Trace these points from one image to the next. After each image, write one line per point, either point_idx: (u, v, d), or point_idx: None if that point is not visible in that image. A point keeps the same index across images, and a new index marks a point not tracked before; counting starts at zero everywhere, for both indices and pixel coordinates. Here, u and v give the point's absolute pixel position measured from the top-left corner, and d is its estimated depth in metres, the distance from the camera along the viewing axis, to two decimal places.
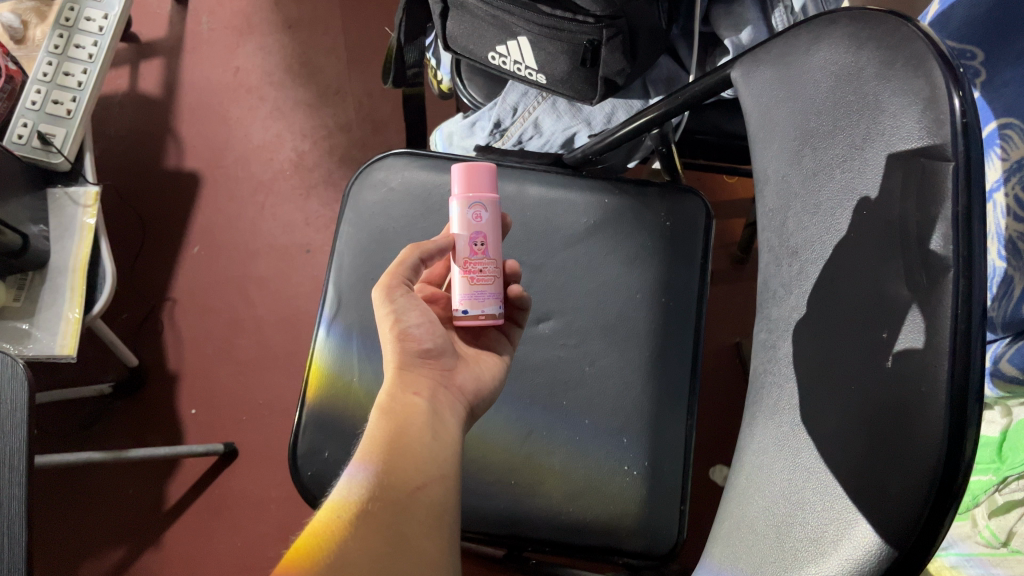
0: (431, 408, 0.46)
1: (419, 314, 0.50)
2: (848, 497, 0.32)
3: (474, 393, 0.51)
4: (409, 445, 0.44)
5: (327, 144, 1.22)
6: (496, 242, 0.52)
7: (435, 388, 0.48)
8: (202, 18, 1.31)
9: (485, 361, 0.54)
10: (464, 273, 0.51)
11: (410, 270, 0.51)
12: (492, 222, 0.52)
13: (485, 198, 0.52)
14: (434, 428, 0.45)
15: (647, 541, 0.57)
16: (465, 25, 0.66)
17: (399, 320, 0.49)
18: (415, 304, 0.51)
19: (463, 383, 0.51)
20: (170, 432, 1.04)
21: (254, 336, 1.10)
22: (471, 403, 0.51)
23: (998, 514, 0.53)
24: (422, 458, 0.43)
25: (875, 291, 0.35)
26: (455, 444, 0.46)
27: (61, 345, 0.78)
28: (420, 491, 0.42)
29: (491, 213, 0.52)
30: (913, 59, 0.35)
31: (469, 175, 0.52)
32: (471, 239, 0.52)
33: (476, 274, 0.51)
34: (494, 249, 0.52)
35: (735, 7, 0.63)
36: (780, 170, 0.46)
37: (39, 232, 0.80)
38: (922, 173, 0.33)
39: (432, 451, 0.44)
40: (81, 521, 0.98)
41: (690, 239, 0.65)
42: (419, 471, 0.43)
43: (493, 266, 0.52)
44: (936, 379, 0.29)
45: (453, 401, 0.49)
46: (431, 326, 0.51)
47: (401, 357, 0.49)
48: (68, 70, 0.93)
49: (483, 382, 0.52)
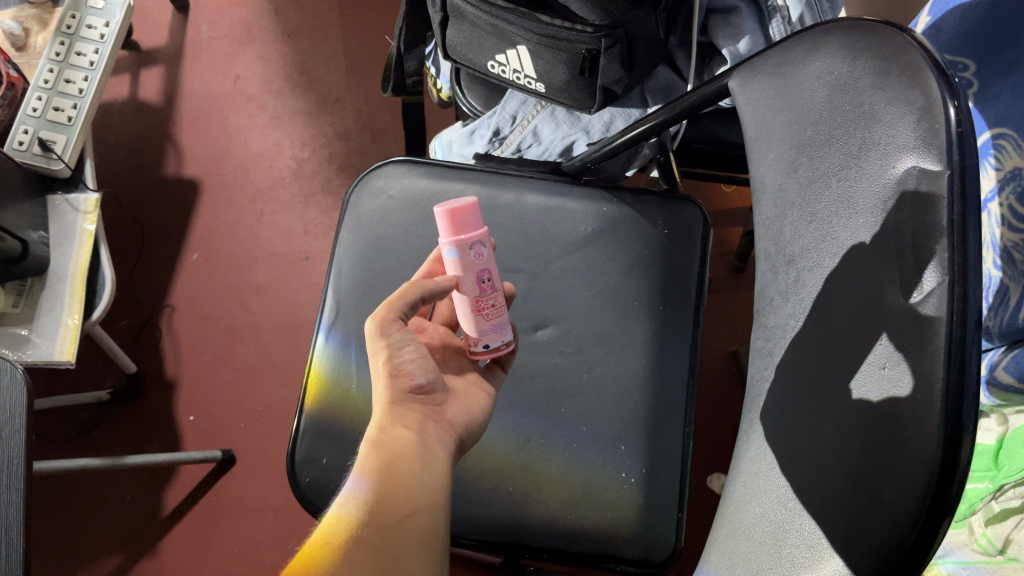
0: (420, 441, 0.47)
1: (413, 349, 0.49)
2: (849, 506, 0.32)
3: (463, 426, 0.51)
4: (402, 478, 0.45)
5: (325, 152, 1.22)
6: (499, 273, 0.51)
7: (424, 420, 0.48)
8: (202, 26, 1.31)
9: (474, 395, 0.54)
10: (478, 312, 0.51)
11: (410, 306, 0.50)
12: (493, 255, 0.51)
13: (480, 236, 0.50)
14: (423, 459, 0.46)
15: (644, 549, 0.57)
16: (465, 33, 0.67)
17: (392, 355, 0.48)
18: (409, 339, 0.49)
19: (452, 417, 0.51)
20: (168, 439, 1.04)
21: (252, 343, 1.10)
22: (460, 437, 0.51)
23: (994, 522, 0.53)
24: (414, 486, 0.45)
25: (871, 298, 0.35)
26: (444, 475, 0.46)
27: (60, 351, 0.78)
28: (411, 519, 0.43)
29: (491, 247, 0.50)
30: (909, 68, 0.35)
31: (459, 216, 0.48)
32: (478, 279, 0.50)
33: (490, 310, 0.51)
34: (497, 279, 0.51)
35: (732, 17, 0.63)
36: (777, 179, 0.46)
37: (39, 239, 0.80)
38: (918, 180, 0.33)
39: (422, 481, 0.45)
40: (78, 529, 0.98)
41: (688, 248, 0.65)
42: (410, 498, 0.44)
43: (500, 295, 0.52)
44: (931, 386, 0.30)
45: (442, 435, 0.49)
46: (424, 362, 0.49)
47: (392, 393, 0.48)
48: (69, 77, 0.93)
49: (472, 416, 0.52)
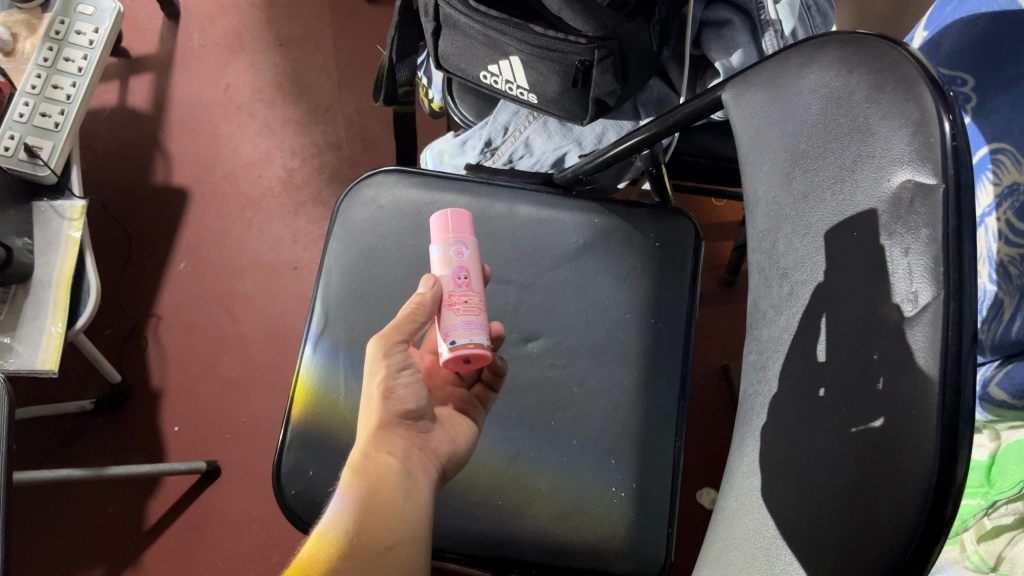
0: (405, 469, 0.46)
1: (411, 373, 0.49)
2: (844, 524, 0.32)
3: (449, 456, 0.50)
4: (385, 506, 0.44)
5: (316, 161, 1.22)
6: (476, 277, 0.51)
7: (409, 447, 0.47)
8: (193, 34, 1.31)
9: (460, 424, 0.53)
10: (450, 303, 0.49)
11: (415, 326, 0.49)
12: (473, 260, 0.52)
13: (465, 238, 0.53)
14: (407, 489, 0.45)
15: (634, 563, 0.56)
16: (458, 44, 0.67)
17: (389, 377, 0.48)
18: (410, 363, 0.49)
19: (438, 446, 0.50)
20: (152, 449, 1.03)
21: (239, 353, 1.09)
22: (444, 466, 0.50)
23: (987, 539, 0.52)
24: (395, 516, 0.44)
25: (866, 311, 0.35)
26: (426, 505, 0.46)
27: (42, 360, 0.77)
28: (390, 551, 0.43)
29: (471, 252, 0.52)
30: (904, 82, 0.36)
31: (448, 221, 0.53)
32: (455, 274, 0.50)
33: (462, 303, 0.49)
34: (478, 285, 0.51)
35: (726, 30, 0.63)
36: (769, 191, 0.46)
37: (24, 245, 0.79)
38: (914, 194, 0.33)
39: (405, 512, 0.45)
40: (58, 541, 0.96)
41: (679, 261, 0.65)
42: (390, 529, 0.44)
43: (477, 298, 0.50)
44: (927, 401, 0.29)
45: (426, 463, 0.48)
46: (417, 386, 0.49)
47: (382, 416, 0.47)
48: (57, 83, 0.92)
49: (457, 446, 0.51)
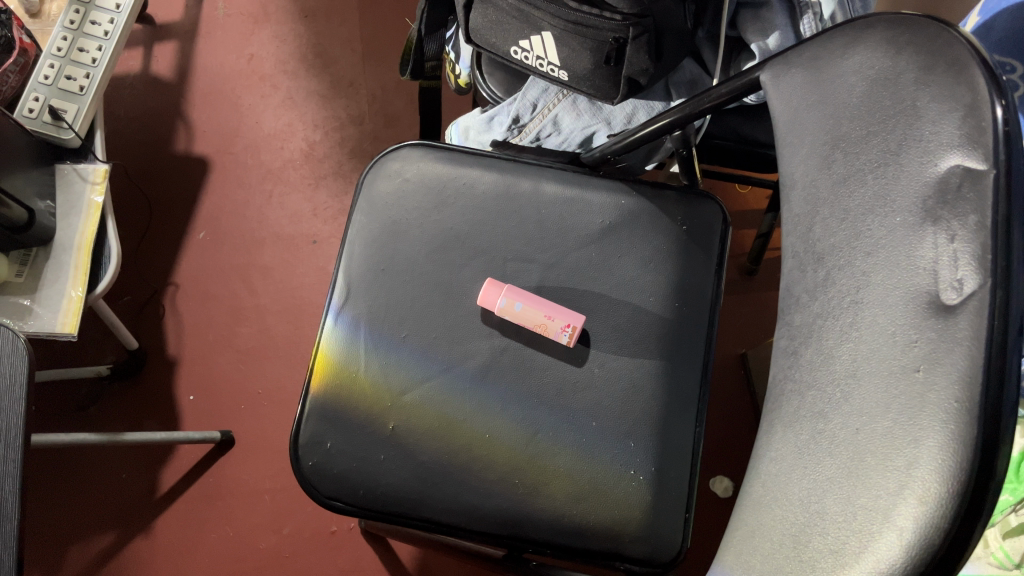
0: None
1: None
2: (866, 511, 0.31)
3: None
4: None
5: (338, 135, 1.21)
6: (535, 295, 0.61)
7: None
8: (218, 3, 1.30)
9: None
10: (546, 314, 0.60)
11: None
12: (523, 290, 0.61)
13: (507, 288, 0.61)
14: None
15: (650, 548, 0.56)
16: (489, 18, 0.66)
17: None
18: None
19: None
20: (168, 417, 1.03)
21: (256, 324, 1.10)
22: None
23: (1012, 536, 0.59)
24: None
25: (905, 295, 0.34)
26: None
27: (61, 324, 0.77)
28: None
29: (516, 289, 0.61)
30: (955, 64, 0.35)
31: (491, 286, 0.61)
32: (528, 299, 0.60)
33: (553, 309, 0.60)
34: (541, 298, 0.61)
35: (763, 12, 0.62)
36: (807, 174, 0.45)
37: (45, 208, 0.80)
38: (962, 179, 0.33)
39: None
40: (73, 504, 0.97)
41: (706, 246, 0.64)
42: None
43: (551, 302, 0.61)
44: (966, 392, 0.29)
45: None
46: None
47: None
48: (82, 46, 0.93)
49: None
